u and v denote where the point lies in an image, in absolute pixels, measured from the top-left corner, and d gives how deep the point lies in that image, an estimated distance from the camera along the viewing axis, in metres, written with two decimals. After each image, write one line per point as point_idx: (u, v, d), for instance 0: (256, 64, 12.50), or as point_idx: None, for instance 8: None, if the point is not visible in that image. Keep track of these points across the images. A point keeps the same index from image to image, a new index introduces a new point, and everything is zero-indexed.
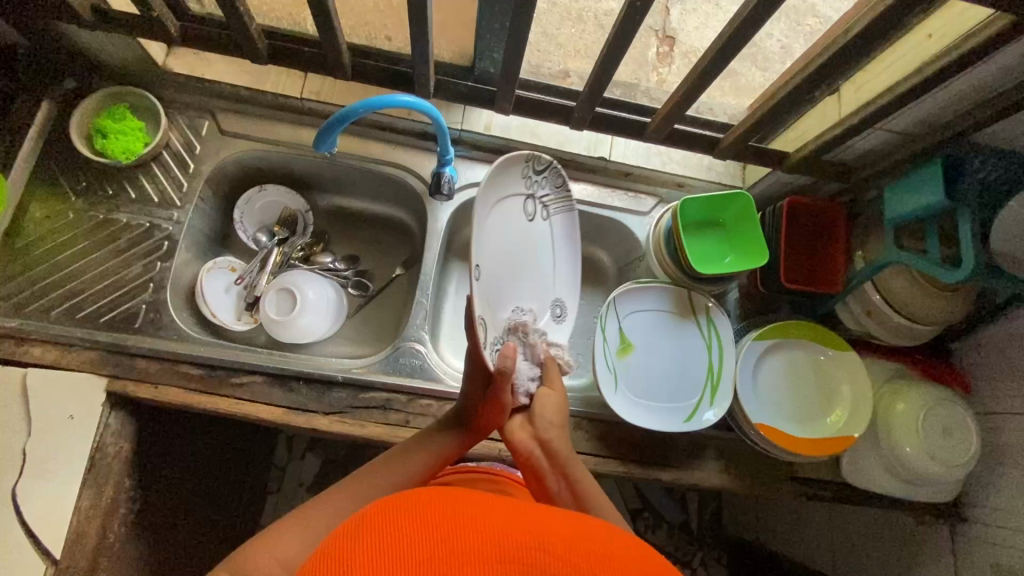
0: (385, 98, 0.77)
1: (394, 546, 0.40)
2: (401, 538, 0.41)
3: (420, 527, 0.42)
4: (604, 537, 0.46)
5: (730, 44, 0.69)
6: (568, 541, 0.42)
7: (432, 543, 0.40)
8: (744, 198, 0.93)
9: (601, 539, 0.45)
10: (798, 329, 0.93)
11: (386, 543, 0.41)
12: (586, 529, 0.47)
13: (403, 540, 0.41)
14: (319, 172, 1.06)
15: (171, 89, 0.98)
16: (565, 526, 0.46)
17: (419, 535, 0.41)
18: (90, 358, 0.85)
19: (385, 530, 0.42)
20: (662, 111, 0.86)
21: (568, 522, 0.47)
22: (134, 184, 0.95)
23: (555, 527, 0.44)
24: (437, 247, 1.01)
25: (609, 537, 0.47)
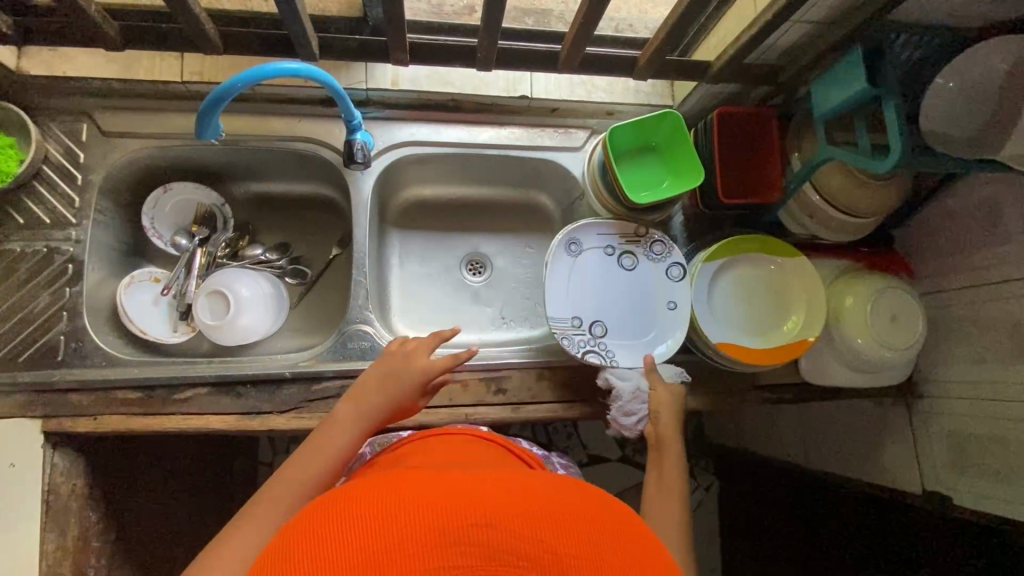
0: (266, 67, 0.69)
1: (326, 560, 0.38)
2: (335, 541, 0.39)
3: (351, 530, 0.39)
4: (553, 493, 0.45)
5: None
6: (512, 508, 0.41)
7: (370, 541, 0.38)
8: (674, 116, 0.89)
9: (549, 496, 0.44)
10: (745, 244, 0.92)
11: (319, 547, 0.39)
12: (534, 487, 0.45)
13: (337, 543, 0.39)
14: (225, 160, 0.98)
15: (35, 95, 0.88)
16: (512, 488, 0.44)
17: (351, 540, 0.39)
18: (18, 402, 0.80)
19: (312, 541, 0.40)
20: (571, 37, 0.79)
21: (515, 483, 0.45)
22: (19, 207, 0.86)
23: (500, 494, 0.43)
24: (367, 220, 0.95)
25: (558, 490, 0.46)
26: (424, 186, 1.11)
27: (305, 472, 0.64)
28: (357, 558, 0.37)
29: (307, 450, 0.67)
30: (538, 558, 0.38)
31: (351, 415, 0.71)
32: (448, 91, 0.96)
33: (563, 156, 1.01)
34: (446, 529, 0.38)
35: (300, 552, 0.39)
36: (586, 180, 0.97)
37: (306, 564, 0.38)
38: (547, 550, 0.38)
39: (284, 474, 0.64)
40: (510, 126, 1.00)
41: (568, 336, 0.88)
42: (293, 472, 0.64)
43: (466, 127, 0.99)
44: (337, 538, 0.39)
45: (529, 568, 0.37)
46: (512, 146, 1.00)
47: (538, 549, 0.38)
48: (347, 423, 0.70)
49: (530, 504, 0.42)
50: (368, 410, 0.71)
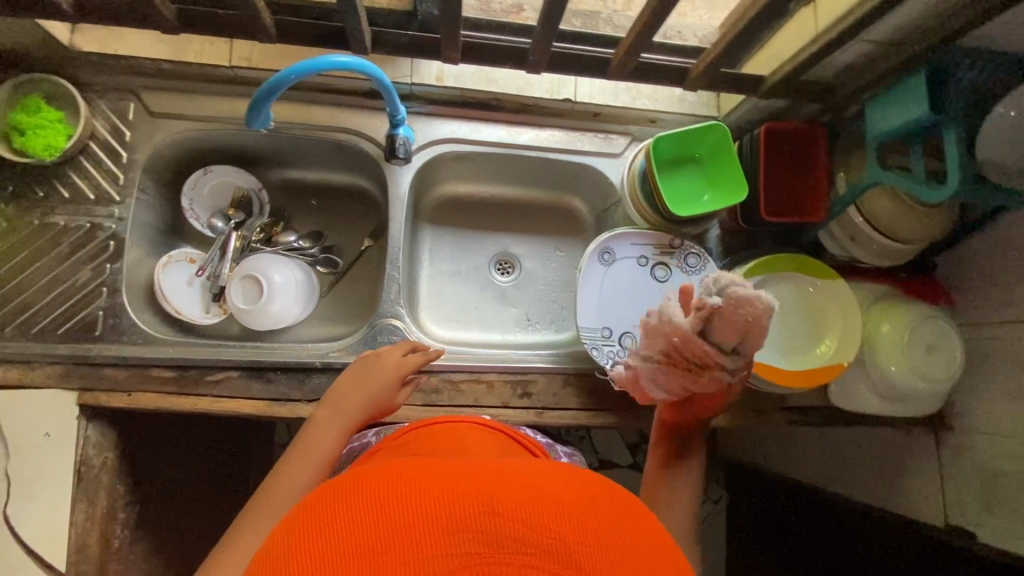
0: (321, 60, 0.69)
1: (331, 553, 0.38)
2: (348, 526, 0.39)
3: (355, 524, 0.39)
4: (565, 485, 0.44)
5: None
6: (523, 497, 0.41)
7: (377, 531, 0.38)
8: (721, 130, 0.88)
9: (561, 488, 0.44)
10: (785, 263, 0.91)
11: (331, 531, 0.39)
12: (546, 479, 0.45)
13: (349, 528, 0.39)
14: (266, 146, 0.99)
15: (86, 71, 0.89)
16: (524, 479, 0.44)
17: (357, 532, 0.39)
18: (56, 374, 0.82)
19: (316, 532, 0.40)
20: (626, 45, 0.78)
21: (527, 475, 0.45)
22: (65, 182, 0.88)
23: (512, 484, 0.43)
24: (402, 215, 0.95)
25: (571, 483, 0.45)
26: (458, 183, 1.11)
27: (294, 472, 0.66)
28: (367, 542, 0.38)
29: (293, 453, 0.69)
30: (547, 545, 0.37)
31: (333, 415, 0.74)
32: (491, 90, 0.96)
33: (602, 162, 1.00)
34: (457, 517, 0.38)
35: (313, 535, 0.39)
36: (624, 187, 0.96)
37: (319, 547, 0.38)
38: (557, 538, 0.38)
39: (276, 476, 0.66)
40: (550, 128, 0.99)
41: (597, 347, 0.88)
42: (285, 473, 0.66)
43: (506, 127, 0.98)
44: (349, 524, 0.39)
45: (538, 556, 0.37)
46: (551, 148, 0.99)
47: (547, 537, 0.38)
48: (330, 423, 0.73)
49: (542, 495, 0.42)
50: (348, 411, 0.75)
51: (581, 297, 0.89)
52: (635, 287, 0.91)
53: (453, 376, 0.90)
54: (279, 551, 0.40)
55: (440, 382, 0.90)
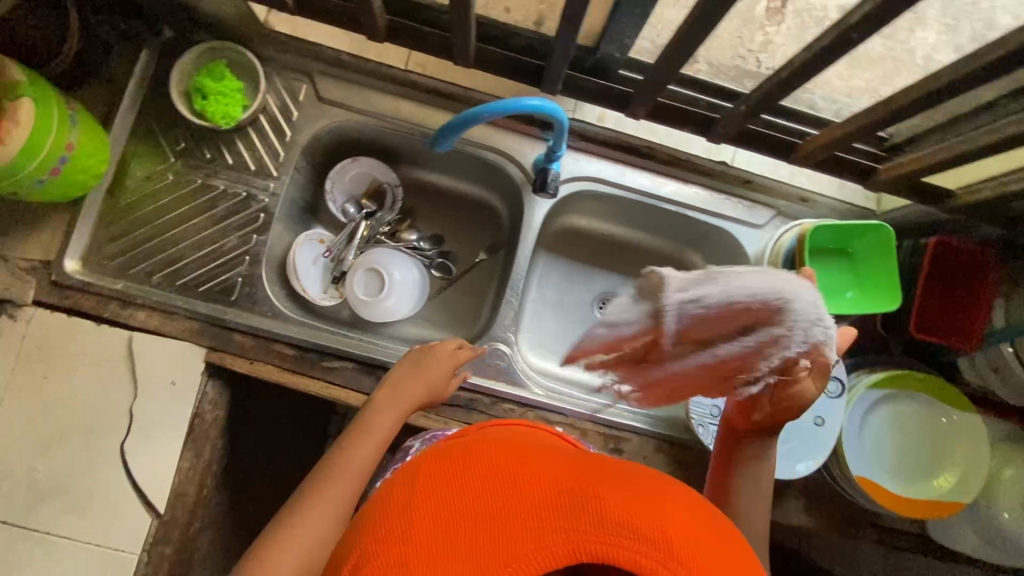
0: (516, 102, 0.67)
1: (445, 497, 0.48)
2: (472, 460, 0.53)
3: (469, 471, 0.51)
4: (658, 494, 0.49)
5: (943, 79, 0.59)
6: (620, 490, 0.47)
7: (485, 492, 0.47)
8: (890, 234, 0.83)
9: (655, 496, 0.48)
10: (922, 383, 0.86)
11: (453, 491, 0.48)
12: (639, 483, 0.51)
13: (469, 465, 0.52)
14: (414, 147, 1.00)
15: (270, 47, 0.92)
16: (619, 479, 0.50)
17: (470, 478, 0.50)
18: (191, 328, 0.87)
19: (429, 497, 0.49)
20: (825, 136, 0.76)
21: (622, 478, 0.51)
22: (231, 148, 0.92)
23: (610, 478, 0.49)
24: (532, 244, 0.95)
25: (665, 493, 0.49)
26: (583, 217, 1.10)
27: (361, 464, 0.64)
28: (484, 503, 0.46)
29: (355, 437, 0.68)
30: (646, 532, 0.41)
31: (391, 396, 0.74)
32: (651, 139, 0.95)
33: (742, 230, 0.97)
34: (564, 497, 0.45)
35: (436, 496, 0.48)
36: (765, 262, 0.92)
37: (440, 500, 0.47)
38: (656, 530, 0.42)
39: (338, 467, 0.63)
40: (696, 186, 0.97)
41: (703, 424, 0.86)
42: (350, 464, 0.64)
43: (653, 176, 0.97)
44: (468, 480, 0.49)
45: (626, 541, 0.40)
46: (693, 207, 0.97)
47: (633, 527, 0.42)
48: (388, 406, 0.73)
49: (640, 495, 0.47)
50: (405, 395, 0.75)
51: None
52: None
53: (550, 415, 0.90)
54: (406, 501, 0.50)
55: (536, 419, 0.89)
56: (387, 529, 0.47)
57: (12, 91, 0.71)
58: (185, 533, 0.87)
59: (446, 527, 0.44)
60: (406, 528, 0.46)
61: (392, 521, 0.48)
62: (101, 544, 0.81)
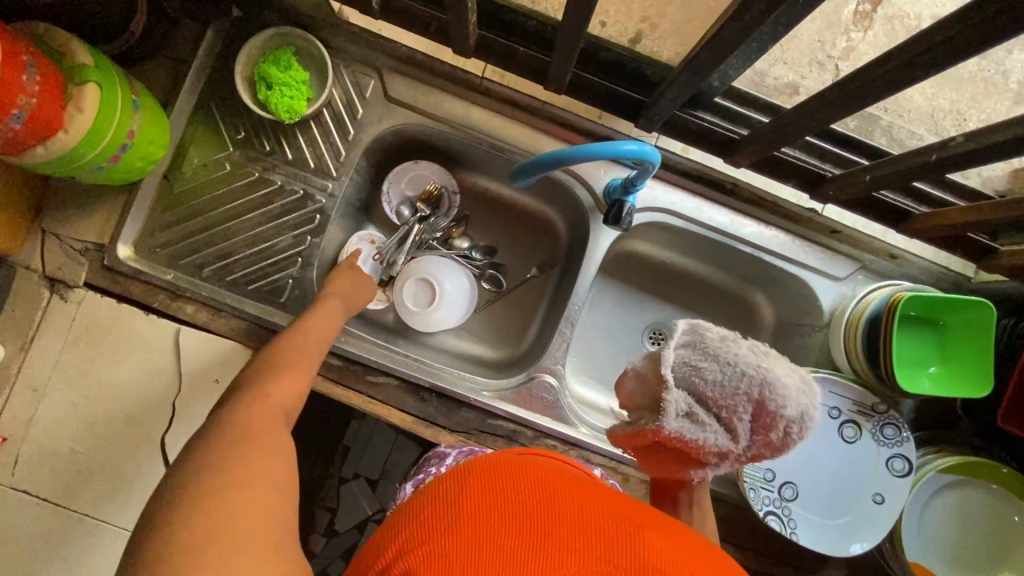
0: (610, 146, 0.60)
1: (494, 513, 0.43)
2: (515, 459, 0.50)
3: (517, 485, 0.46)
4: (697, 544, 0.46)
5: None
6: (667, 540, 0.44)
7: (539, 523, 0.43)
8: (994, 320, 0.77)
9: (697, 547, 0.46)
10: (995, 475, 0.80)
11: (498, 491, 0.45)
12: (678, 529, 0.48)
13: (515, 465, 0.48)
14: (479, 155, 0.94)
15: (341, 37, 0.86)
16: (661, 524, 0.47)
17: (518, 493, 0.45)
18: (238, 327, 0.85)
19: (483, 501, 0.44)
20: (952, 213, 0.69)
21: (660, 518, 0.48)
22: (291, 142, 0.88)
23: (656, 524, 0.46)
24: (593, 273, 0.90)
25: (702, 543, 0.47)
26: (644, 243, 1.03)
27: (319, 317, 0.72)
28: (532, 517, 0.43)
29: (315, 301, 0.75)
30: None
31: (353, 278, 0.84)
32: (734, 173, 0.89)
33: (818, 280, 0.91)
34: (609, 535, 0.43)
35: (480, 487, 0.45)
36: (841, 323, 0.86)
37: (485, 500, 0.44)
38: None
39: (302, 317, 0.72)
40: (777, 229, 0.90)
41: (755, 488, 0.82)
42: (311, 318, 0.71)
43: (731, 214, 0.90)
44: (516, 484, 0.46)
45: None
46: (769, 251, 0.90)
47: None
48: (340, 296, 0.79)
49: (685, 550, 0.44)
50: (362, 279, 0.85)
51: None
52: (817, 438, 0.83)
53: (592, 456, 0.86)
54: (451, 486, 0.46)
55: (578, 458, 0.86)
56: (426, 513, 0.45)
57: (79, 74, 0.68)
58: None
59: (491, 528, 0.42)
60: (445, 520, 0.44)
61: (429, 510, 0.45)
62: None
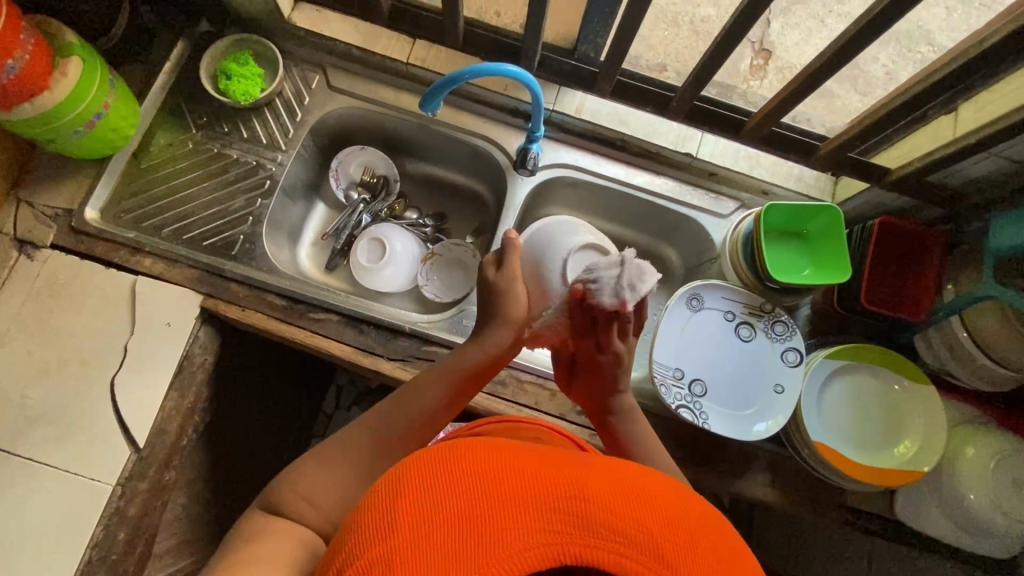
0: (493, 66, 0.80)
1: (435, 506, 0.41)
2: (449, 447, 0.47)
3: (460, 479, 0.43)
4: (638, 478, 0.46)
5: (849, 43, 0.70)
6: (608, 484, 0.44)
7: (481, 501, 0.41)
8: (840, 217, 0.90)
9: (642, 480, 0.46)
10: (873, 354, 0.90)
11: (433, 486, 0.43)
12: (621, 469, 0.47)
13: (447, 453, 0.46)
14: (412, 135, 1.10)
15: (291, 42, 1.05)
16: (604, 469, 0.46)
17: (463, 485, 0.42)
18: (191, 276, 0.94)
19: (425, 495, 0.42)
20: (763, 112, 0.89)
21: (608, 465, 0.47)
22: (247, 124, 1.03)
23: (599, 470, 0.46)
24: (513, 220, 1.04)
25: (654, 481, 0.47)
26: (563, 210, 1.15)
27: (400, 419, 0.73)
28: (470, 506, 0.41)
29: (395, 405, 0.74)
30: (635, 536, 0.41)
31: (442, 372, 0.77)
32: (621, 130, 1.04)
33: (707, 218, 1.04)
34: (550, 496, 0.42)
35: (412, 490, 0.43)
36: (725, 246, 0.99)
37: (419, 498, 0.42)
38: (643, 531, 0.41)
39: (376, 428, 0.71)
40: (667, 177, 1.05)
41: (667, 385, 0.90)
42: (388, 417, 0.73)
43: (625, 167, 1.05)
44: (449, 471, 0.44)
45: (626, 546, 0.40)
46: (662, 195, 1.04)
47: (635, 532, 0.41)
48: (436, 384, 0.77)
49: (629, 488, 0.44)
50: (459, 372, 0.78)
51: (676, 326, 0.92)
52: (717, 340, 0.93)
53: (520, 375, 0.94)
54: (386, 491, 0.44)
55: (507, 378, 0.93)
56: (366, 523, 0.43)
57: (66, 50, 0.83)
58: (159, 474, 0.90)
59: (433, 527, 0.40)
60: (384, 527, 0.42)
61: (368, 519, 0.43)
62: (76, 472, 0.84)
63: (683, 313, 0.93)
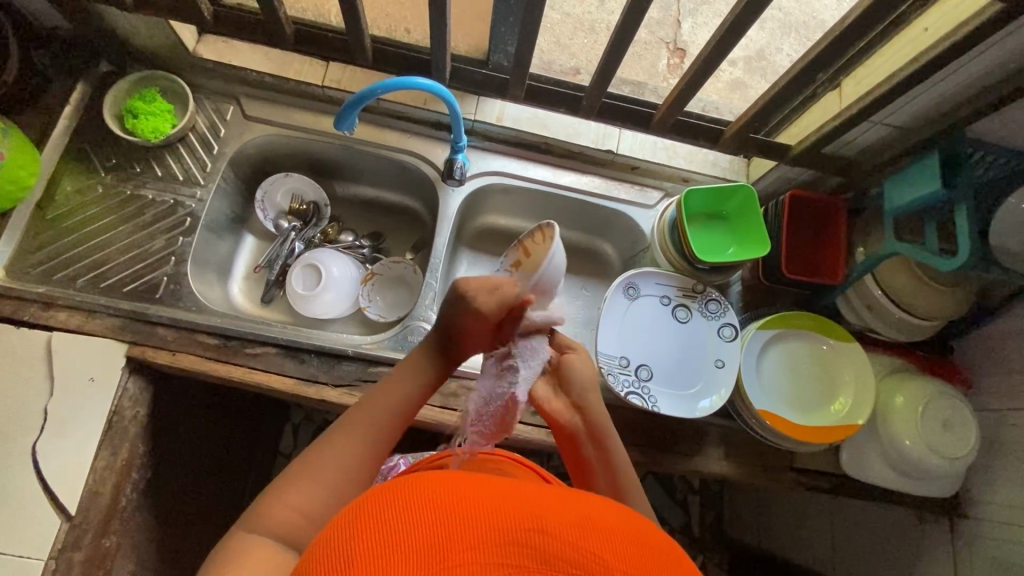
0: (404, 81, 0.83)
1: (392, 542, 0.39)
2: (409, 480, 0.45)
3: (419, 511, 0.41)
4: (599, 511, 0.46)
5: (731, 29, 0.74)
6: (565, 516, 0.44)
7: (437, 535, 0.39)
8: (753, 195, 0.96)
9: (604, 514, 0.46)
10: (799, 320, 0.95)
11: (390, 520, 0.41)
12: (580, 503, 0.47)
13: (406, 486, 0.44)
14: (338, 158, 1.09)
15: (200, 75, 1.03)
16: (563, 502, 0.46)
17: (420, 517, 0.41)
18: (113, 325, 0.89)
19: (382, 530, 0.40)
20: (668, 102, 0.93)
21: (569, 498, 0.47)
22: (160, 162, 1.00)
23: (558, 503, 0.45)
24: (448, 230, 1.04)
25: (612, 512, 0.47)
26: (500, 216, 1.16)
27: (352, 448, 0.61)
28: (427, 537, 0.39)
29: (346, 428, 0.63)
30: (592, 567, 0.40)
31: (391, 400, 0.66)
32: (543, 134, 1.06)
33: (635, 210, 1.08)
34: (509, 527, 0.41)
35: (369, 527, 0.41)
36: (653, 235, 1.03)
37: (375, 533, 0.40)
38: (601, 561, 0.40)
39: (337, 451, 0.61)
40: (592, 175, 1.09)
41: (614, 373, 0.92)
42: (337, 447, 0.61)
43: (552, 168, 1.08)
44: (410, 504, 0.42)
45: None
46: (590, 193, 1.08)
47: (593, 562, 0.40)
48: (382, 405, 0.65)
49: (588, 520, 0.44)
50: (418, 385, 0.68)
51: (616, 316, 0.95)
52: (657, 325, 0.96)
53: (471, 384, 0.93)
54: (341, 528, 0.42)
55: (458, 388, 0.93)
56: (316, 563, 0.40)
57: None
58: (98, 540, 0.84)
59: (390, 559, 0.38)
60: (339, 560, 0.39)
61: (319, 563, 0.40)
62: (4, 552, 0.78)
63: (624, 305, 0.96)
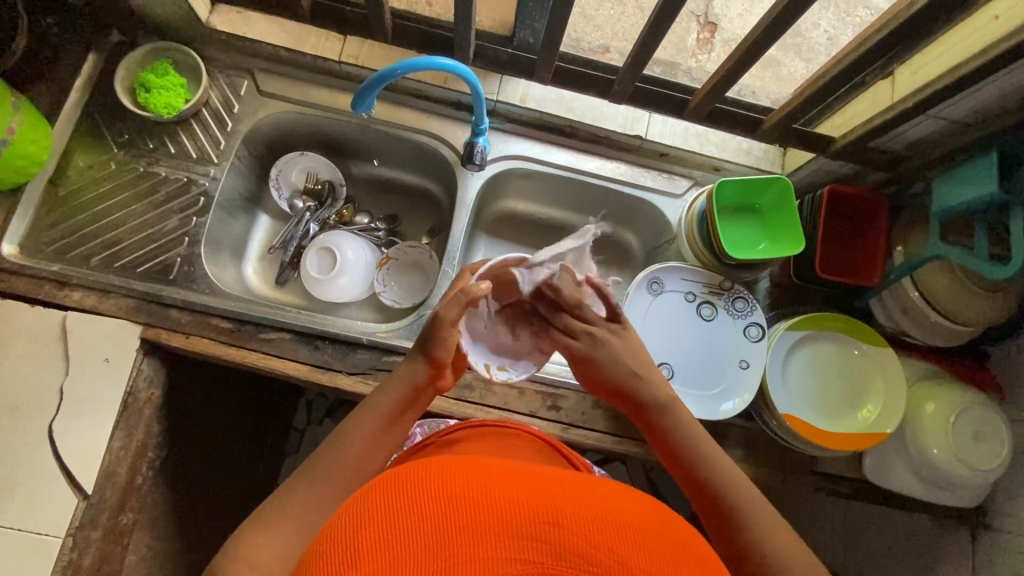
0: (425, 61, 0.78)
1: (395, 532, 0.36)
2: (420, 468, 0.42)
3: (424, 500, 0.38)
4: (624, 502, 0.41)
5: (782, 12, 0.68)
6: (585, 505, 0.39)
7: (442, 525, 0.36)
8: (789, 188, 0.90)
9: (629, 505, 0.41)
10: (832, 322, 0.91)
11: (395, 511, 0.37)
12: (605, 493, 0.42)
13: (417, 475, 0.40)
14: (355, 138, 1.06)
15: (213, 47, 0.99)
16: (585, 491, 0.41)
17: (425, 506, 0.37)
18: (127, 305, 0.88)
19: (386, 518, 0.37)
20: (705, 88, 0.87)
21: (587, 487, 0.42)
22: (173, 139, 0.97)
23: (579, 492, 0.41)
24: (466, 218, 1.00)
25: (641, 508, 0.42)
26: (519, 202, 1.12)
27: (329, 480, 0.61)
28: (431, 528, 0.36)
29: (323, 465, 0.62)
30: (611, 567, 0.34)
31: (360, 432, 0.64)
32: (569, 117, 1.01)
33: (662, 200, 1.03)
34: (519, 515, 0.37)
35: (375, 516, 0.37)
36: (681, 226, 0.98)
37: (380, 524, 0.37)
38: (621, 560, 0.35)
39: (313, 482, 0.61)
40: (618, 161, 1.04)
41: None
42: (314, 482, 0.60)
43: (576, 154, 1.03)
44: (417, 491, 0.38)
45: None
46: (615, 180, 1.03)
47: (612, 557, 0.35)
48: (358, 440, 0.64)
49: (612, 513, 0.39)
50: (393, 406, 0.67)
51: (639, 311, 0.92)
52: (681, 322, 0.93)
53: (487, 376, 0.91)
54: (348, 515, 0.39)
55: (473, 380, 0.91)
56: (318, 556, 0.37)
57: None
58: (114, 518, 0.85)
59: (392, 551, 0.35)
60: (342, 544, 0.37)
61: (323, 550, 0.38)
62: (21, 528, 0.79)
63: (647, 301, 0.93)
